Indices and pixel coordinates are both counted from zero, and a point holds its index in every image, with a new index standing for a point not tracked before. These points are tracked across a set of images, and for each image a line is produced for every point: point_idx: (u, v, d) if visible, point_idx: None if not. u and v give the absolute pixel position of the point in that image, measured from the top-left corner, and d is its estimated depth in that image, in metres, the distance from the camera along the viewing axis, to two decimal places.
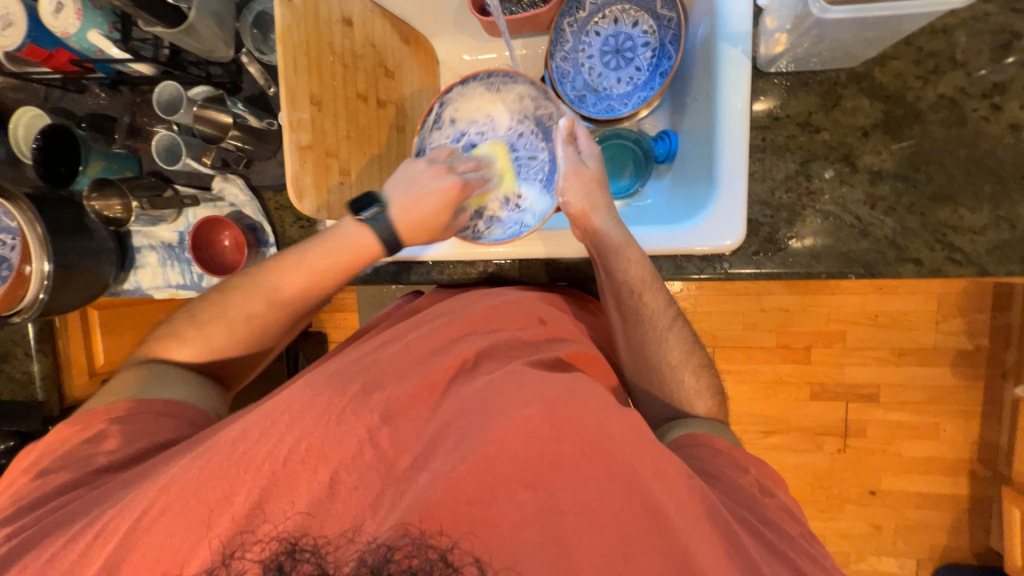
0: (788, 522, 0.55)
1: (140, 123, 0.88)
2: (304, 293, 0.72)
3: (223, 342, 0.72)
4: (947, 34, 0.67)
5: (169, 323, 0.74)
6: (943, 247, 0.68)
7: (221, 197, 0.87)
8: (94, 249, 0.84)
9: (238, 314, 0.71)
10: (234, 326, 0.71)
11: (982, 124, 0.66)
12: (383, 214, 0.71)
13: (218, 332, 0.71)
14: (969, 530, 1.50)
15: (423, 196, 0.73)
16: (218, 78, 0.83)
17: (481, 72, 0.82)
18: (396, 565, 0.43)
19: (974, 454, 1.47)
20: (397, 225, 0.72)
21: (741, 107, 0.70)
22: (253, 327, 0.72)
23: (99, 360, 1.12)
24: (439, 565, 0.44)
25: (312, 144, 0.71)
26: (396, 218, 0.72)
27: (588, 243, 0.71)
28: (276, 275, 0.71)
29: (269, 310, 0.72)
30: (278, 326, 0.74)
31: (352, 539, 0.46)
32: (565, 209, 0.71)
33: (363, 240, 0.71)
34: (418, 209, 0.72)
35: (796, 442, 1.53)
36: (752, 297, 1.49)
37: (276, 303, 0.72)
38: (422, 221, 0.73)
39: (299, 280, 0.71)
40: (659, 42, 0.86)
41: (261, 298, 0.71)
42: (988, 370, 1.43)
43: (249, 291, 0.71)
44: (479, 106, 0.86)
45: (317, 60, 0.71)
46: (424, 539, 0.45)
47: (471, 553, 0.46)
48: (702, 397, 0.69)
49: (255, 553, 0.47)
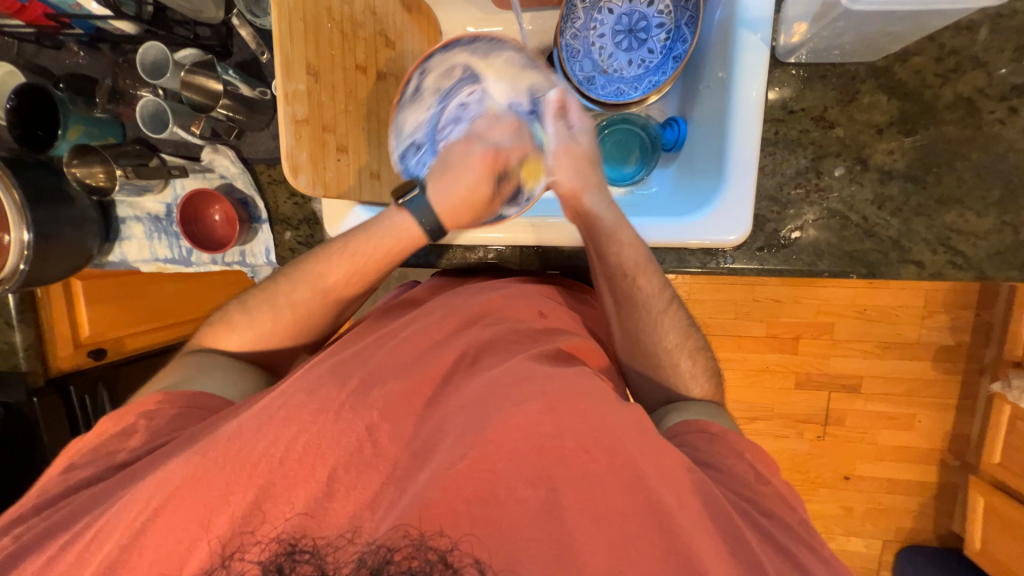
0: (790, 514, 0.56)
1: (122, 86, 0.83)
2: (354, 279, 0.70)
3: (270, 329, 0.71)
4: (971, 31, 0.65)
5: (221, 309, 0.74)
6: (945, 251, 0.68)
7: (211, 168, 0.83)
8: (75, 218, 0.80)
9: (287, 302, 0.70)
10: (265, 322, 0.70)
11: (996, 127, 0.65)
12: (423, 197, 0.69)
13: (266, 319, 0.70)
14: (934, 516, 1.58)
15: (457, 176, 0.70)
16: (207, 40, 0.78)
17: (466, 35, 0.75)
18: (396, 566, 0.44)
19: (946, 445, 1.53)
20: (439, 210, 0.70)
21: (756, 96, 0.68)
22: (308, 314, 0.71)
23: (84, 332, 1.11)
24: (439, 566, 0.45)
25: (308, 118, 0.68)
26: (438, 201, 0.70)
27: (579, 223, 0.71)
28: (322, 263, 0.69)
29: (311, 301, 0.70)
30: (325, 314, 0.72)
31: (352, 540, 0.47)
32: (554, 189, 0.71)
33: (403, 223, 0.69)
34: (456, 188, 0.70)
35: (779, 429, 1.57)
36: (747, 287, 1.50)
37: (326, 291, 0.70)
38: (461, 201, 0.71)
39: (342, 268, 0.69)
40: (674, 24, 0.82)
41: (305, 287, 0.70)
42: (968, 366, 1.47)
43: (296, 279, 0.70)
44: (464, 73, 0.78)
45: (314, 26, 0.67)
46: (423, 540, 0.46)
47: (471, 553, 0.46)
48: (702, 378, 0.69)
49: (255, 554, 0.47)
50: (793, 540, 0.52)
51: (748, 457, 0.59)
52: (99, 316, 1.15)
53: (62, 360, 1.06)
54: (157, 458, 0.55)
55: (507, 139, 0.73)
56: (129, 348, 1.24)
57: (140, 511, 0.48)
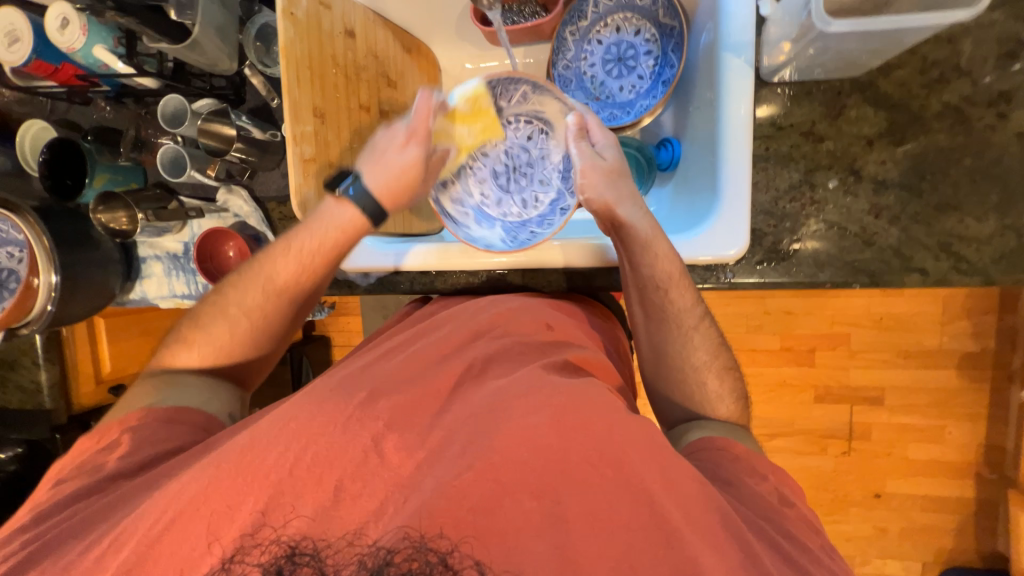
0: (809, 536, 0.53)
1: (145, 136, 0.88)
2: (336, 250, 0.72)
3: (228, 341, 0.72)
4: (952, 42, 0.66)
5: (176, 331, 0.75)
6: (948, 257, 0.67)
7: (226, 208, 0.88)
8: (99, 261, 0.85)
9: (238, 311, 0.72)
10: (240, 317, 0.72)
11: (988, 133, 0.66)
12: (359, 183, 0.71)
13: (223, 331, 0.72)
14: (975, 533, 1.49)
15: (389, 160, 0.72)
16: (222, 89, 0.83)
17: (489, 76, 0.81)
18: (396, 568, 0.45)
19: (981, 458, 1.46)
20: (378, 196, 0.71)
21: (744, 115, 0.69)
22: (287, 294, 0.73)
23: (107, 368, 1.13)
24: (439, 567, 0.45)
25: (315, 156, 0.72)
26: (372, 184, 0.71)
27: (613, 235, 0.71)
28: (290, 241, 0.71)
29: (301, 276, 0.72)
30: (279, 317, 0.74)
31: (352, 543, 0.47)
32: (586, 205, 0.71)
33: (345, 214, 0.70)
34: (388, 172, 0.72)
35: (801, 445, 1.53)
36: (756, 299, 1.49)
37: (311, 261, 0.72)
38: (401, 179, 0.72)
39: (290, 268, 0.71)
40: (661, 51, 0.86)
41: (252, 293, 0.72)
42: (994, 372, 1.42)
43: (242, 288, 0.72)
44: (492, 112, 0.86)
45: (319, 72, 0.72)
46: (424, 541, 0.46)
47: (472, 555, 0.46)
48: (728, 399, 0.68)
49: (255, 557, 0.47)
50: (805, 554, 0.50)
51: (762, 469, 0.58)
52: (123, 350, 1.16)
53: (84, 396, 1.10)
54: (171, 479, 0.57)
55: (416, 122, 0.73)
56: None
57: (150, 533, 0.49)
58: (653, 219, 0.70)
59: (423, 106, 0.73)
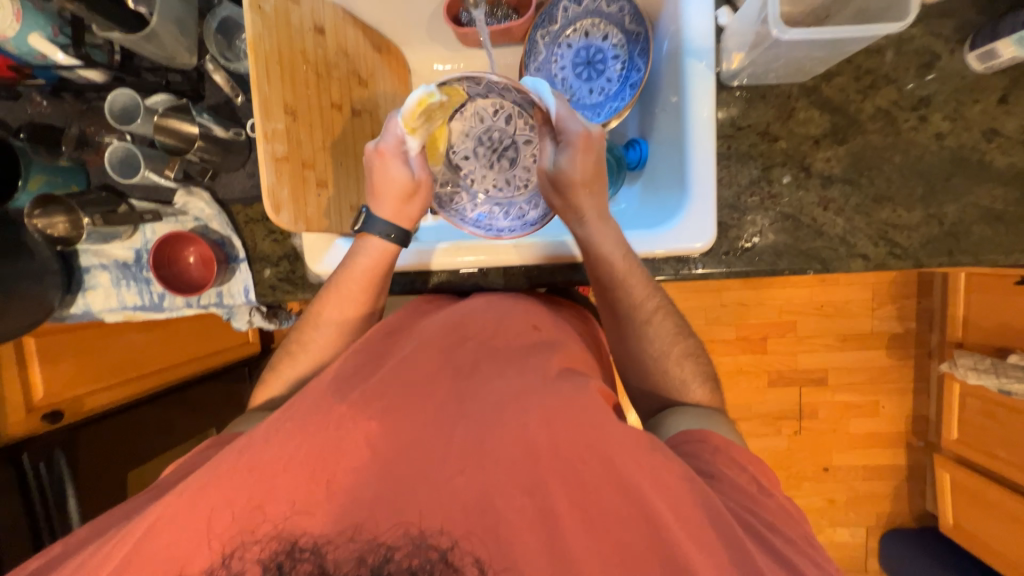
0: (790, 526, 0.56)
1: (89, 133, 0.81)
2: (389, 262, 0.73)
3: (291, 365, 0.72)
4: (880, 53, 0.75)
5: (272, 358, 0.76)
6: (885, 244, 0.75)
7: (184, 211, 0.83)
8: (35, 271, 0.76)
9: (310, 334, 0.73)
10: (305, 336, 0.73)
11: (912, 133, 0.75)
12: (369, 216, 0.72)
13: (288, 359, 0.73)
14: (908, 497, 1.66)
15: (384, 182, 0.71)
16: (178, 85, 0.79)
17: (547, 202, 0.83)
18: (396, 564, 0.47)
19: (910, 428, 1.63)
20: (391, 219, 0.72)
21: (707, 117, 0.75)
22: (360, 310, 0.73)
23: (38, 394, 1.04)
24: (439, 565, 0.47)
25: (288, 155, 0.69)
26: (382, 212, 0.72)
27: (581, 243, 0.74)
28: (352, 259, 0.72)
29: (363, 296, 0.73)
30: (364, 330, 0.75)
31: (351, 538, 0.48)
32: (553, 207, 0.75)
33: (375, 246, 0.72)
34: (389, 190, 0.71)
35: (758, 428, 1.64)
36: (713, 293, 1.58)
37: (360, 285, 0.72)
38: (402, 197, 0.72)
39: (349, 287, 0.72)
40: (628, 56, 0.90)
41: (326, 315, 0.72)
42: (917, 351, 1.59)
43: (314, 314, 0.73)
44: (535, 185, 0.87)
45: (290, 69, 0.69)
46: (423, 539, 0.48)
47: (472, 551, 0.48)
48: (695, 379, 0.71)
49: (255, 552, 0.47)
50: (786, 541, 0.53)
51: (745, 454, 0.60)
52: (57, 372, 1.07)
53: (13, 425, 1.00)
54: (152, 499, 0.55)
55: (388, 138, 0.70)
56: (92, 406, 1.14)
57: (134, 547, 0.47)
58: (604, 221, 0.71)
59: (391, 120, 0.70)
